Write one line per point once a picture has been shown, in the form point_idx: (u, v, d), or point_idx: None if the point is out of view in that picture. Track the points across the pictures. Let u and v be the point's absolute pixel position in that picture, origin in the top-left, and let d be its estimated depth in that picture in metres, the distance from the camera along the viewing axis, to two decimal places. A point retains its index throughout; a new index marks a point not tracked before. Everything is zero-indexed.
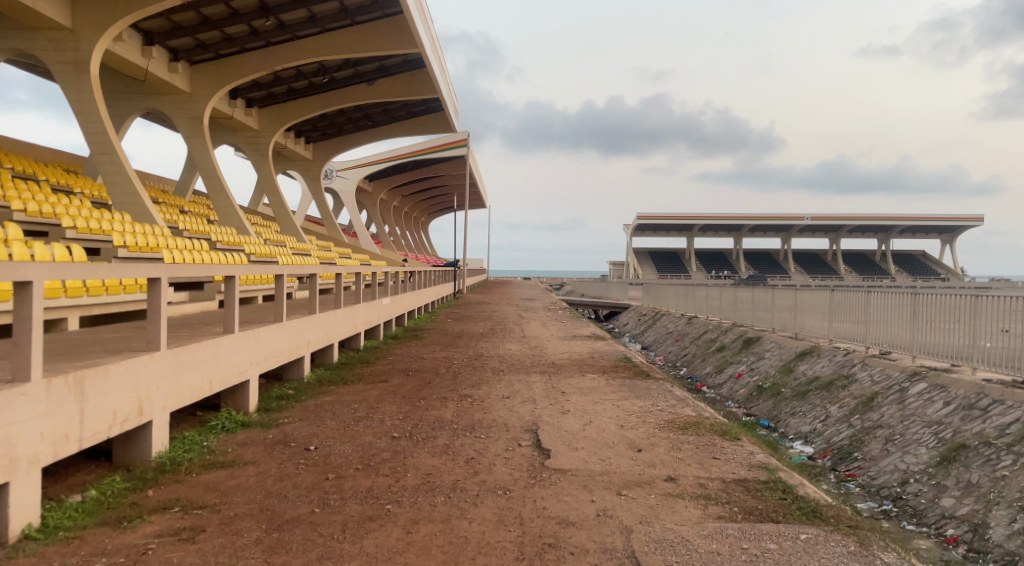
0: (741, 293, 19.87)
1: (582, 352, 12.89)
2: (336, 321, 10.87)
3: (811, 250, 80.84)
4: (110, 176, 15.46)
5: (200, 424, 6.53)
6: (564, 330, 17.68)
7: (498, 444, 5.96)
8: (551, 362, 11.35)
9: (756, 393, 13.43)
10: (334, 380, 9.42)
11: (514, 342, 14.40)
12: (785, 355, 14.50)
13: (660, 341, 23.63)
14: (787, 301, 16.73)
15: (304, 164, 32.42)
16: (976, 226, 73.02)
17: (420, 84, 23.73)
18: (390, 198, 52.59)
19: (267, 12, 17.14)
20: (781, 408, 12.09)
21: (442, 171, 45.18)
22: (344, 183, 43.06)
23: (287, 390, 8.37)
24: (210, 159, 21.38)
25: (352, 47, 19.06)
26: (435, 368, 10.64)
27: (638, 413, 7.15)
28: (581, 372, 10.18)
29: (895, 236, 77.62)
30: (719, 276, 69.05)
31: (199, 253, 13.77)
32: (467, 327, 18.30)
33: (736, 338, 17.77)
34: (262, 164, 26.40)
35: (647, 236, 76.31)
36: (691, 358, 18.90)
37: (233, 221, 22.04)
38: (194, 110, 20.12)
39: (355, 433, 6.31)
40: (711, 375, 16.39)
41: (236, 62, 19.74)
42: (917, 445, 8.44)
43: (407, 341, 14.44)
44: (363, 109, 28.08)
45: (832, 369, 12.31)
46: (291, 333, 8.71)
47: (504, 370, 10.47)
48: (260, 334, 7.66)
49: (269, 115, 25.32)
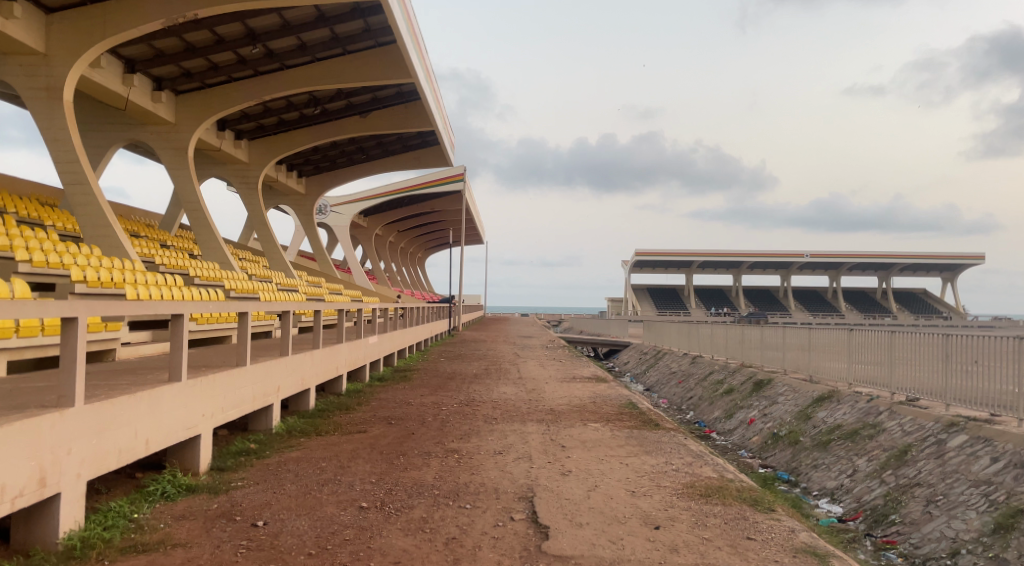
0: (748, 331, 18.94)
1: (582, 396, 11.87)
2: (313, 364, 9.89)
3: (812, 288, 80.08)
4: (81, 208, 14.57)
5: (134, 491, 5.53)
6: (563, 371, 16.64)
7: (485, 517, 4.97)
8: (549, 409, 10.33)
9: (772, 442, 12.39)
10: (306, 431, 8.41)
11: (509, 385, 13.35)
12: (800, 400, 13.51)
13: (663, 382, 22.60)
14: (800, 341, 15.78)
15: (296, 198, 31.73)
16: (977, 264, 72.54)
17: (415, 117, 23.18)
18: (386, 234, 51.94)
19: (255, 39, 16.57)
20: (801, 459, 11.07)
21: (438, 206, 44.54)
22: (338, 218, 42.38)
23: (248, 444, 7.37)
24: (194, 192, 20.61)
25: (343, 76, 18.49)
26: (421, 415, 9.62)
27: (651, 475, 6.14)
28: (582, 421, 9.17)
29: (895, 273, 77.07)
30: (719, 313, 68.13)
31: (171, 288, 12.86)
32: (460, 367, 17.27)
33: (746, 381, 16.79)
34: (251, 199, 25.67)
35: (645, 273, 75.68)
36: (697, 401, 17.84)
37: (218, 256, 21.16)
38: (179, 141, 19.45)
39: (317, 502, 5.30)
40: (720, 421, 15.37)
41: (223, 92, 19.13)
42: (965, 508, 7.46)
43: (394, 384, 13.44)
44: (356, 142, 27.49)
45: (855, 417, 11.32)
46: (257, 379, 7.75)
47: (498, 417, 9.47)
48: (216, 381, 6.71)
49: (259, 148, 24.68)
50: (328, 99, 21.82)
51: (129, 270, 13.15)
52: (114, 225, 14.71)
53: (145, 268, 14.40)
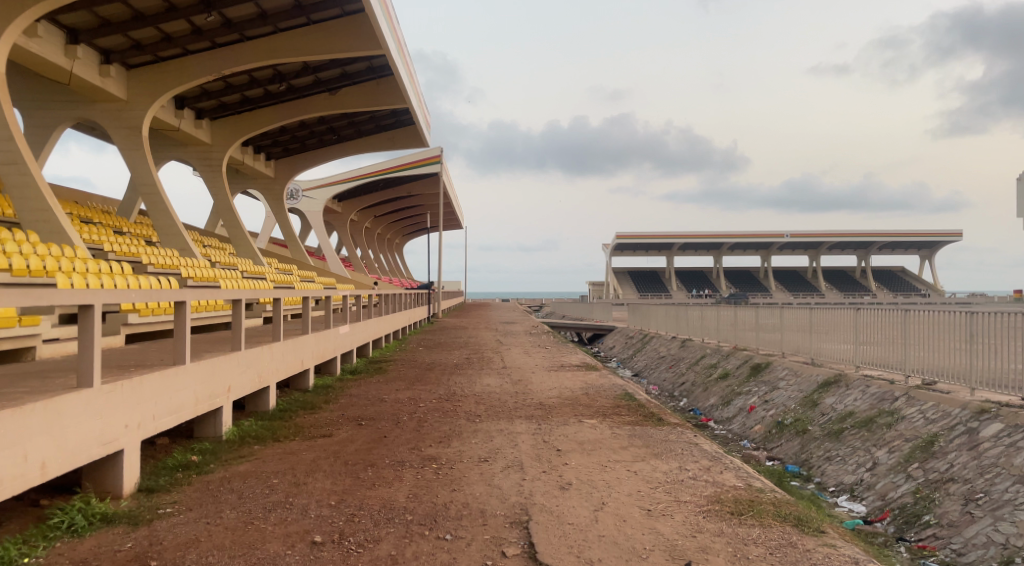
0: (742, 313, 18.07)
1: (572, 387, 10.88)
2: (272, 358, 8.76)
3: (792, 268, 80.00)
4: (16, 189, 12.73)
5: (30, 527, 4.40)
6: (549, 359, 15.64)
7: (470, 553, 3.94)
8: (538, 403, 9.32)
9: (777, 431, 11.54)
10: (262, 436, 7.31)
11: (492, 376, 12.31)
12: (804, 386, 12.68)
13: (652, 367, 21.76)
14: (799, 322, 14.94)
15: (265, 182, 30.25)
16: (954, 242, 72.92)
17: (388, 93, 21.95)
18: (361, 219, 50.45)
19: (210, 6, 15.15)
20: (812, 450, 10.25)
21: (415, 190, 43.18)
22: (311, 203, 40.82)
23: (189, 457, 6.25)
24: (150, 175, 19.16)
25: (309, 49, 17.20)
26: (395, 415, 8.55)
27: (667, 487, 5.15)
28: (576, 417, 8.17)
29: (874, 252, 77.34)
30: (701, 295, 67.68)
31: (116, 277, 11.60)
32: (440, 357, 16.20)
33: (742, 365, 15.96)
34: (216, 183, 24.23)
35: (626, 256, 74.98)
36: (690, 387, 16.99)
37: (177, 242, 19.75)
38: (133, 119, 17.98)
39: (259, 539, 4.22)
40: (716, 408, 14.52)
41: (178, 65, 17.68)
42: (1013, 508, 6.61)
43: (367, 377, 12.34)
44: (327, 122, 26.08)
45: (868, 403, 10.51)
46: (200, 378, 6.58)
47: (481, 415, 8.45)
48: (146, 383, 5.57)
49: (223, 127, 23.23)
50: (294, 74, 20.44)
51: (70, 258, 11.77)
52: (56, 209, 12.98)
53: (91, 256, 13.02)
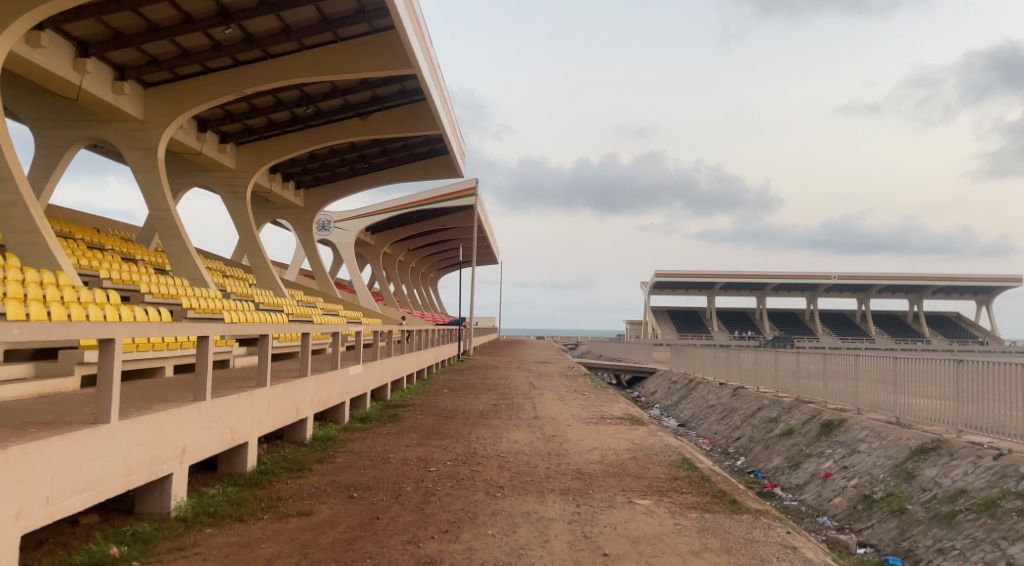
0: (807, 360, 16.04)
1: (616, 448, 9.05)
2: (252, 408, 7.20)
3: (840, 310, 76.47)
4: (2, 209, 11.54)
5: None
6: (587, 408, 13.84)
7: None
8: (575, 471, 7.53)
9: (864, 509, 9.50)
10: (221, 514, 5.72)
11: (521, 430, 10.55)
12: (892, 450, 10.66)
13: (700, 418, 19.69)
14: (878, 372, 12.90)
15: (294, 212, 29.35)
16: (1014, 286, 68.86)
17: (419, 119, 20.82)
18: (394, 252, 49.56)
19: (227, 18, 14.18)
20: (916, 538, 8.20)
21: (449, 222, 42.04)
22: (342, 234, 39.83)
23: (109, 548, 4.70)
24: (165, 199, 18.15)
25: (333, 67, 16.11)
26: (398, 483, 6.90)
27: None
28: (624, 496, 6.38)
29: (927, 296, 73.59)
30: (743, 337, 64.81)
31: (98, 307, 10.27)
32: (464, 403, 14.49)
33: (809, 420, 13.92)
34: (239, 210, 23.26)
35: (665, 295, 72.89)
36: (748, 445, 15.01)
37: (190, 270, 18.57)
38: (148, 140, 17.07)
39: None
40: (781, 472, 12.52)
41: (198, 85, 16.82)
42: None
43: (377, 427, 10.72)
44: (357, 149, 25.07)
45: (985, 480, 8.47)
46: (135, 439, 5.07)
47: (505, 486, 6.76)
48: (37, 451, 4.09)
49: (249, 154, 22.38)
50: (322, 96, 19.43)
51: (48, 283, 10.52)
52: (45, 231, 11.82)
53: (79, 282, 11.77)
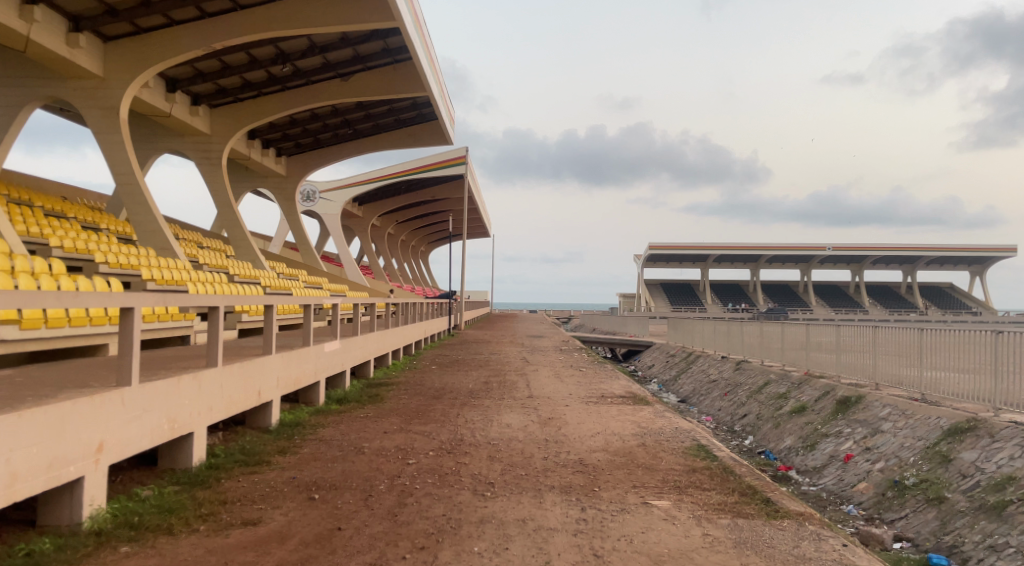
0: (816, 332, 15.09)
1: (621, 433, 8.01)
2: (197, 393, 6.08)
3: (834, 282, 75.80)
4: None
5: None
6: (585, 385, 12.85)
7: None
8: (577, 462, 6.50)
9: (895, 497, 8.58)
10: (146, 525, 4.65)
11: (514, 411, 9.53)
12: (922, 430, 9.70)
13: (701, 393, 18.81)
14: (899, 345, 11.92)
15: (275, 181, 27.98)
16: (1009, 257, 68.25)
17: (404, 78, 19.46)
18: (382, 224, 48.21)
19: None
20: (961, 532, 7.25)
21: (438, 193, 40.70)
22: (328, 206, 38.44)
23: None
24: (130, 163, 16.86)
25: (308, 19, 14.69)
26: (369, 481, 5.84)
27: None
28: (638, 496, 5.35)
29: (922, 267, 72.96)
30: (736, 309, 64.09)
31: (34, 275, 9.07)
32: (453, 380, 13.44)
33: (823, 397, 12.97)
34: (215, 177, 21.97)
35: (659, 268, 71.94)
36: (756, 424, 14.11)
37: (158, 240, 17.34)
38: (109, 99, 15.72)
39: None
40: (795, 453, 11.60)
41: (162, 38, 15.43)
42: None
43: (355, 409, 9.68)
44: (339, 113, 23.67)
45: None
46: (20, 439, 3.97)
47: (497, 484, 5.72)
48: None
49: (223, 116, 21.01)
50: (298, 53, 18.02)
51: None
52: None
53: (21, 250, 10.58)
